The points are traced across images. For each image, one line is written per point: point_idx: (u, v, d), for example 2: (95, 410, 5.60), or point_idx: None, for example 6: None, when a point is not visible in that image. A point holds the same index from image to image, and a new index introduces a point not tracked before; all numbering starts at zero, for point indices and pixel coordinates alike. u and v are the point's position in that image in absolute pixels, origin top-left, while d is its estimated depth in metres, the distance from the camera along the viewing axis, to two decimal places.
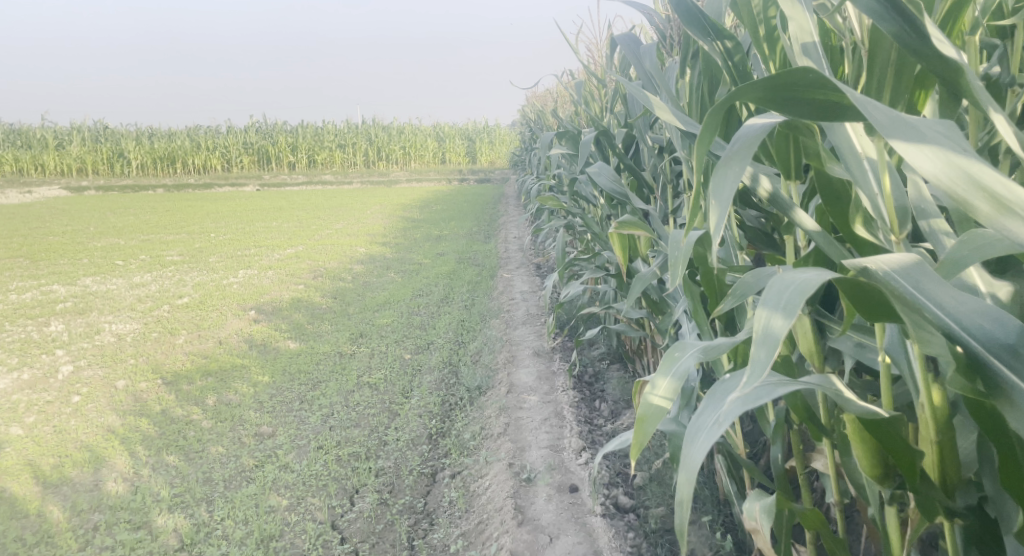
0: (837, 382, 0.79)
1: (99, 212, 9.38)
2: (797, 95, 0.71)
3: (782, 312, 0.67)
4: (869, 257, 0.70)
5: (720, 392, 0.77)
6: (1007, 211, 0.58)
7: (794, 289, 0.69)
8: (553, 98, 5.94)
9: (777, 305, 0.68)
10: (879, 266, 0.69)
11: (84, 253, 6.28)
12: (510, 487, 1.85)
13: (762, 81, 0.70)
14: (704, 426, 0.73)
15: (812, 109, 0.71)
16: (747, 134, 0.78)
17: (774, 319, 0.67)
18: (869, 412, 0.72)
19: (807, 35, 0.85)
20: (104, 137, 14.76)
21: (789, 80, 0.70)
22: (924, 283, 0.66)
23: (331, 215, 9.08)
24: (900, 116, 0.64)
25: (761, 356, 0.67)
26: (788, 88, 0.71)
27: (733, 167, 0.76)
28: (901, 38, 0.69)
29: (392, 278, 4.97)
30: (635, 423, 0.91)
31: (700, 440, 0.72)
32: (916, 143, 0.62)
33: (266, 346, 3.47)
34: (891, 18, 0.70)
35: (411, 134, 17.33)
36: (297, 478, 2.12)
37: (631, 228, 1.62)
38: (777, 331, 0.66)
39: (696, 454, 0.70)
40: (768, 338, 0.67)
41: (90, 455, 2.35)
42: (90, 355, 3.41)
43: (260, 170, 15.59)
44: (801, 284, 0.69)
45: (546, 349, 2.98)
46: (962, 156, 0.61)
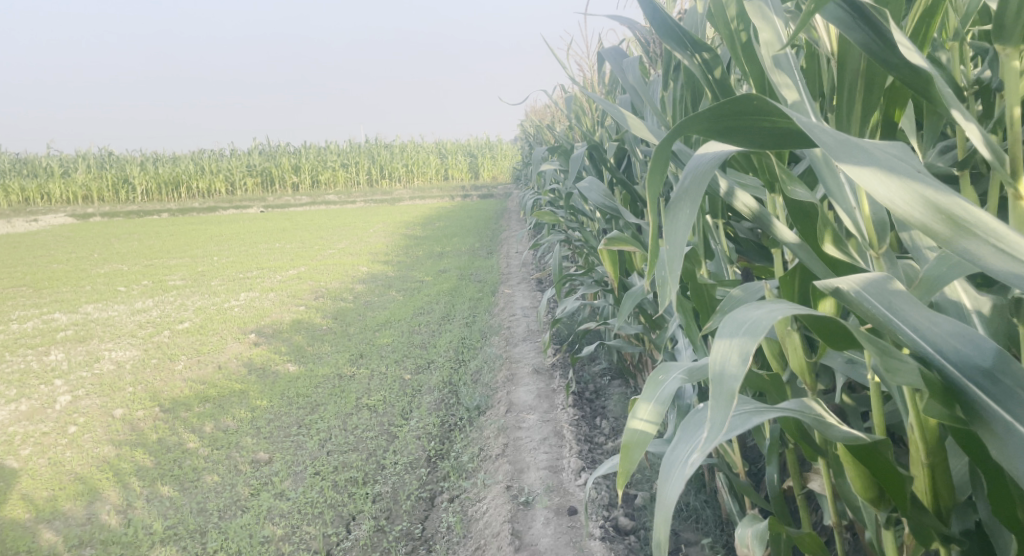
0: (817, 407, 0.75)
1: (103, 239, 9.40)
2: (745, 123, 0.69)
3: (740, 346, 0.63)
4: (837, 276, 0.65)
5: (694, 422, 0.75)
6: (966, 232, 0.55)
7: (749, 325, 0.65)
8: (552, 113, 5.94)
9: (733, 338, 0.65)
10: (850, 286, 0.64)
11: (86, 280, 6.27)
12: (508, 511, 1.80)
13: (706, 111, 0.67)
14: (673, 465, 0.71)
15: (763, 137, 0.69)
16: (698, 167, 0.75)
17: (733, 357, 0.63)
18: (852, 438, 0.68)
19: (776, 47, 0.82)
20: (108, 164, 14.84)
21: (733, 108, 0.67)
22: (896, 303, 0.62)
23: (334, 234, 9.08)
24: (849, 139, 0.61)
25: (719, 400, 0.63)
26: (737, 115, 0.68)
27: (685, 207, 0.73)
28: (869, 49, 0.65)
29: (393, 296, 4.94)
30: (620, 451, 0.87)
31: (670, 481, 0.69)
32: (867, 166, 0.59)
33: (265, 370, 3.43)
34: (860, 28, 0.66)
35: (413, 152, 17.41)
36: (292, 506, 2.08)
37: (621, 245, 1.59)
38: (736, 373, 0.62)
39: (668, 496, 0.68)
40: (725, 382, 0.63)
41: (84, 487, 2.32)
42: (88, 384, 3.38)
43: (263, 192, 15.65)
44: (755, 320, 0.66)
45: (545, 366, 2.94)
46: (915, 178, 0.57)
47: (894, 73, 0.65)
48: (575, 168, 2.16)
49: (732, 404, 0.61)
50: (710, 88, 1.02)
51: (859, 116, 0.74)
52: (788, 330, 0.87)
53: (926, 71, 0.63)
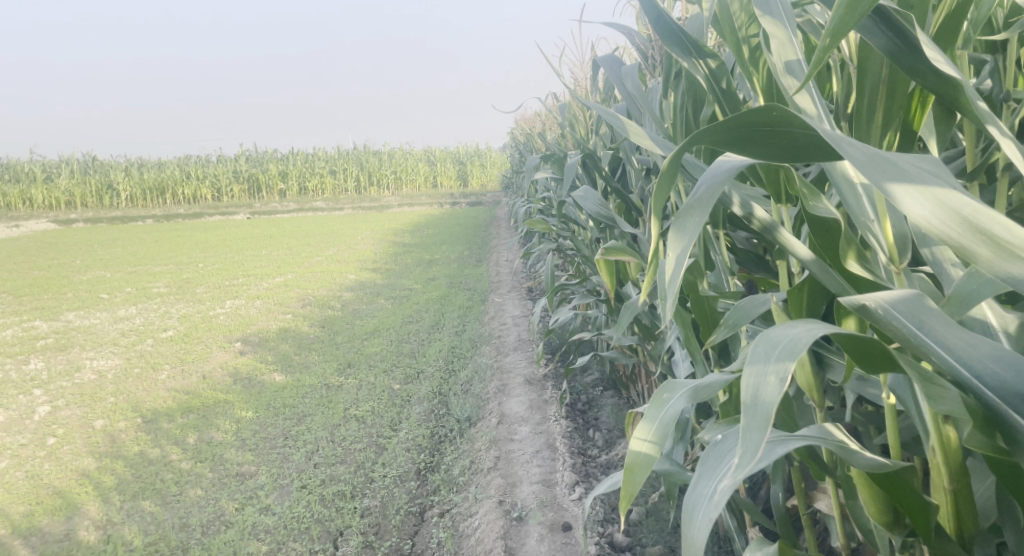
0: (838, 431, 0.73)
1: (86, 245, 9.25)
2: (761, 137, 0.65)
3: (775, 367, 0.60)
4: (862, 292, 0.62)
5: (715, 456, 0.74)
6: (1011, 255, 0.51)
7: (782, 347, 0.62)
8: (542, 122, 5.91)
9: (766, 360, 0.61)
10: (877, 304, 0.61)
11: (68, 287, 6.16)
12: (500, 527, 1.75)
13: (720, 124, 0.64)
14: (700, 502, 0.69)
15: (781, 149, 0.66)
16: (713, 178, 0.72)
17: (767, 382, 0.60)
18: (876, 465, 0.65)
19: (789, 52, 0.79)
20: (92, 169, 14.67)
21: (747, 121, 0.64)
22: (928, 322, 0.59)
23: (321, 242, 9.00)
24: (878, 153, 0.58)
25: (752, 424, 0.59)
26: (753, 126, 0.65)
27: (695, 216, 0.71)
28: (892, 54, 0.63)
29: (381, 305, 4.88)
30: (623, 473, 0.83)
31: (699, 519, 0.67)
32: (900, 183, 0.56)
33: (251, 380, 3.37)
34: (881, 31, 0.63)
35: (402, 160, 17.35)
36: (278, 521, 2.02)
37: (619, 255, 1.56)
38: (770, 400, 0.58)
39: (699, 533, 0.66)
40: (759, 409, 0.59)
41: (61, 501, 2.25)
42: (68, 394, 3.29)
43: (250, 199, 15.52)
44: (792, 340, 0.63)
45: (537, 377, 2.90)
46: (954, 196, 0.54)
47: (919, 80, 0.62)
48: (569, 177, 2.13)
49: (768, 429, 0.57)
50: (716, 98, 1.00)
51: (879, 124, 0.72)
52: None
53: (954, 78, 0.60)
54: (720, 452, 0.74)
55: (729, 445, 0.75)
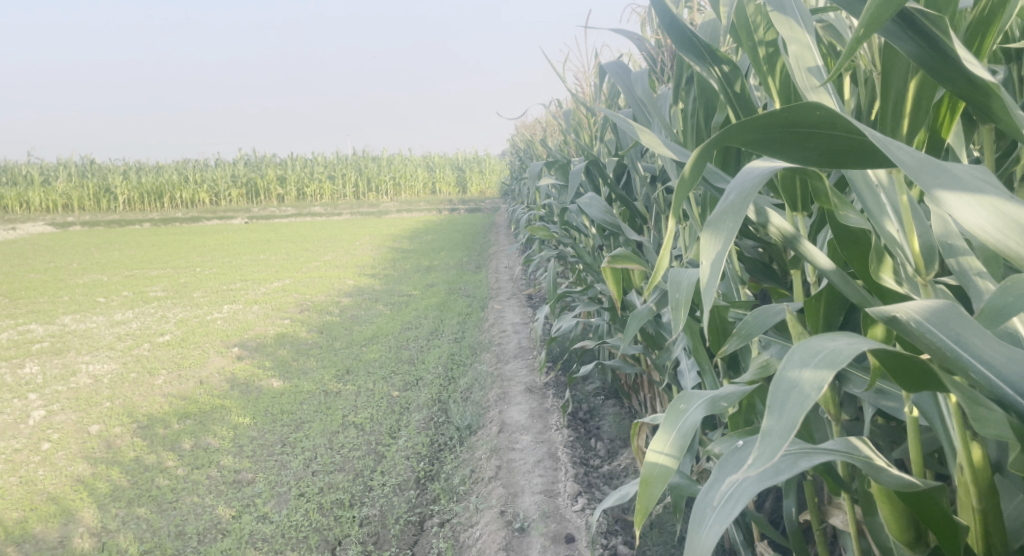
0: (864, 447, 0.71)
1: (83, 248, 9.20)
2: (800, 137, 0.63)
3: (813, 366, 0.58)
4: (893, 304, 0.61)
5: (733, 462, 0.72)
6: None
7: (819, 356, 0.59)
8: (543, 129, 5.91)
9: (804, 364, 0.59)
10: (908, 316, 0.60)
11: (65, 291, 6.11)
12: (502, 538, 1.72)
13: (756, 120, 0.62)
14: (710, 506, 0.68)
15: (821, 154, 0.64)
16: (744, 184, 0.70)
17: (803, 378, 0.57)
18: (905, 484, 0.63)
19: (809, 58, 0.77)
20: (90, 171, 14.63)
21: (785, 119, 0.62)
22: (966, 336, 0.57)
23: (320, 247, 8.97)
24: (929, 158, 0.56)
25: (780, 416, 0.56)
26: (791, 126, 0.63)
27: (727, 221, 0.68)
28: (920, 59, 0.61)
29: (380, 310, 4.86)
30: (639, 486, 0.81)
31: (709, 524, 0.66)
32: (955, 189, 0.54)
33: (248, 385, 3.33)
34: (908, 37, 0.62)
35: (401, 166, 17.34)
36: (275, 530, 1.99)
37: (626, 263, 1.55)
38: (805, 395, 0.56)
39: (707, 539, 0.65)
40: (790, 402, 0.56)
41: (56, 508, 2.21)
42: (64, 399, 3.26)
43: (248, 203, 15.48)
44: (833, 351, 0.60)
45: (538, 385, 2.87)
46: (1011, 205, 0.53)
47: (950, 86, 0.61)
48: (574, 183, 2.11)
49: (800, 418, 0.54)
50: (729, 102, 0.98)
51: (903, 132, 0.70)
52: None
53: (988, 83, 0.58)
54: (739, 458, 0.72)
55: (750, 451, 0.72)
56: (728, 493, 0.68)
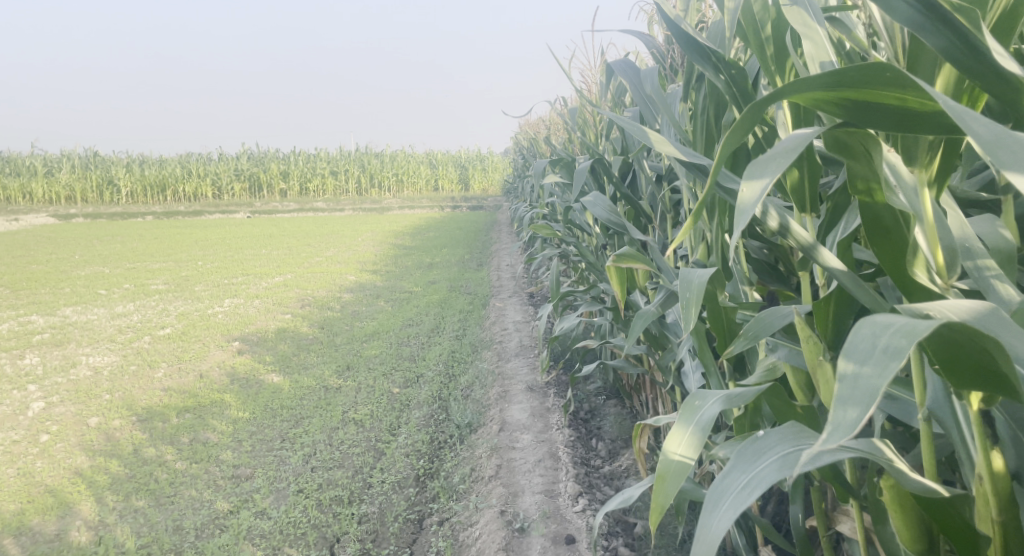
0: (887, 448, 0.69)
1: (83, 240, 9.19)
2: (867, 97, 0.60)
3: (882, 357, 0.52)
4: (927, 301, 0.59)
5: (752, 451, 0.71)
6: None
7: (895, 328, 0.54)
8: (548, 127, 5.89)
9: (870, 355, 0.53)
10: (942, 312, 0.58)
11: (66, 282, 6.11)
12: (502, 538, 1.71)
13: (825, 76, 0.59)
14: (728, 492, 0.67)
15: (886, 115, 0.61)
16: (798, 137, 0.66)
17: (870, 366, 0.52)
18: (927, 489, 0.62)
19: (823, 53, 0.76)
20: (93, 164, 14.63)
21: (854, 79, 0.59)
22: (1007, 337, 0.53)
23: (321, 242, 8.95)
24: (1005, 132, 0.51)
25: (852, 406, 0.51)
26: (858, 87, 0.60)
27: (776, 161, 0.65)
28: (948, 54, 0.60)
29: (381, 307, 4.84)
30: (653, 481, 0.84)
31: (723, 509, 0.66)
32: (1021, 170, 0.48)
33: (248, 380, 3.32)
34: (937, 30, 0.60)
35: (404, 162, 17.30)
36: (274, 526, 1.98)
37: (631, 262, 1.53)
38: (876, 381, 0.51)
39: (718, 526, 0.64)
40: (859, 390, 0.52)
41: (53, 500, 2.20)
42: (63, 391, 3.25)
43: (250, 197, 15.46)
44: (907, 323, 0.54)
45: (540, 384, 2.86)
46: None
47: (977, 81, 0.60)
48: (579, 182, 2.10)
49: (870, 409, 0.50)
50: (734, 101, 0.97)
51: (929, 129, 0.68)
52: (820, 360, 0.81)
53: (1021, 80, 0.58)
54: (757, 448, 0.71)
55: (771, 442, 0.71)
56: (745, 481, 0.67)
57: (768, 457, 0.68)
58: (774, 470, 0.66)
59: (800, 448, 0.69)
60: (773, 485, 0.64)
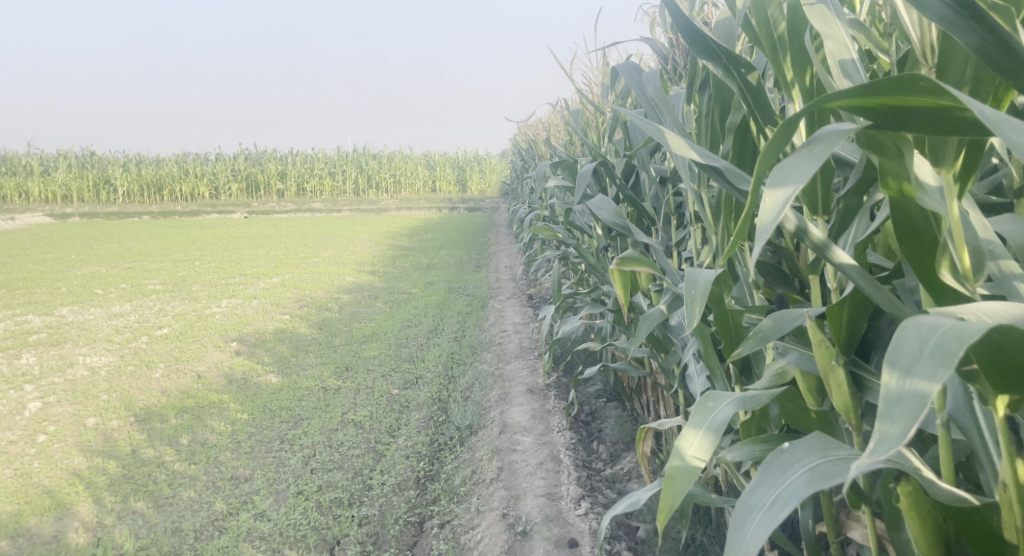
0: (914, 458, 0.67)
1: (80, 239, 9.15)
2: (902, 102, 0.59)
3: (929, 361, 0.52)
4: (960, 305, 0.56)
5: (778, 464, 0.72)
6: None
7: (944, 330, 0.53)
8: (547, 129, 5.90)
9: (917, 360, 0.53)
10: (977, 317, 0.55)
11: (62, 282, 6.08)
12: (504, 542, 1.70)
13: (859, 89, 0.59)
14: (756, 508, 0.69)
15: (924, 120, 0.60)
16: (829, 135, 0.65)
17: (918, 373, 0.52)
18: (957, 498, 0.62)
19: (845, 51, 0.75)
20: (90, 163, 14.59)
21: (887, 87, 0.58)
22: None
23: (319, 243, 8.94)
24: None
25: (895, 422, 0.52)
26: (893, 94, 0.59)
27: (804, 161, 0.64)
28: (983, 52, 0.59)
29: (379, 308, 4.83)
30: (663, 481, 0.87)
31: (753, 525, 0.67)
32: None
33: (246, 381, 3.30)
34: (972, 28, 0.59)
35: (402, 163, 17.28)
36: (274, 528, 1.96)
37: (635, 265, 1.52)
38: (923, 391, 0.51)
39: (753, 540, 0.66)
40: (903, 402, 0.52)
41: (50, 501, 2.18)
42: (60, 391, 3.23)
43: (247, 198, 15.43)
44: (955, 326, 0.53)
45: (540, 386, 2.84)
46: None
47: (1012, 79, 0.59)
48: (581, 184, 2.09)
49: (916, 424, 0.50)
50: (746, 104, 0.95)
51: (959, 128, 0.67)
52: (833, 365, 0.79)
53: None
54: (786, 460, 0.72)
55: (797, 453, 0.72)
56: (774, 495, 0.69)
57: (796, 470, 0.69)
58: (802, 484, 0.67)
59: (828, 459, 0.69)
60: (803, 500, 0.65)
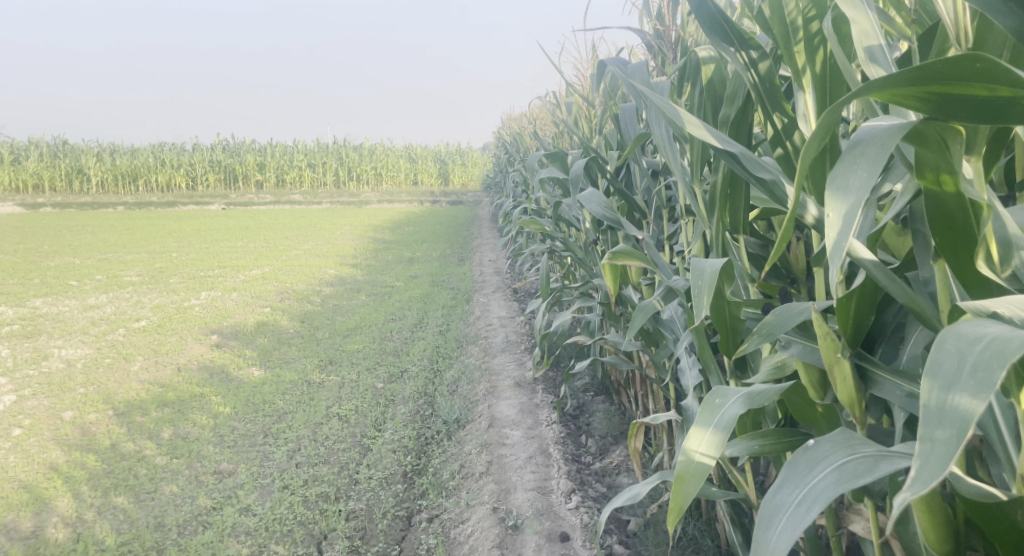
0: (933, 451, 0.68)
1: (53, 230, 8.96)
2: (951, 89, 0.58)
3: (972, 377, 0.52)
4: (990, 301, 0.59)
5: (804, 462, 0.72)
6: None
7: (985, 344, 0.53)
8: (533, 123, 5.87)
9: (957, 377, 0.53)
10: (1010, 311, 0.58)
11: (35, 273, 5.95)
12: (495, 536, 1.69)
13: (903, 74, 0.57)
14: (782, 508, 0.70)
15: (971, 106, 0.59)
16: (874, 135, 0.65)
17: (960, 390, 0.52)
18: (985, 494, 0.62)
19: (872, 38, 0.74)
20: (62, 152, 14.30)
21: (939, 72, 0.57)
22: None
23: (299, 235, 8.83)
24: None
25: (939, 437, 0.51)
26: (941, 82, 0.58)
27: (861, 167, 0.63)
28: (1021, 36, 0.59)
29: (362, 301, 4.78)
30: (674, 482, 0.87)
31: (779, 526, 0.68)
32: None
33: (228, 374, 3.26)
34: (1009, 11, 0.59)
35: (383, 155, 17.13)
36: (259, 523, 1.93)
37: (628, 258, 1.50)
38: (966, 410, 0.51)
39: (780, 542, 0.67)
40: (947, 415, 0.52)
41: (28, 496, 2.13)
42: (35, 384, 3.15)
43: (225, 189, 15.23)
44: (997, 338, 0.53)
45: (527, 380, 2.84)
46: None
47: None
48: (573, 177, 2.08)
49: (961, 442, 0.50)
50: (758, 96, 0.95)
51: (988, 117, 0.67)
52: (838, 357, 0.79)
53: None
54: (811, 458, 0.72)
55: (822, 452, 0.72)
56: (801, 495, 0.69)
57: (822, 470, 0.70)
58: (831, 484, 0.68)
59: (854, 457, 0.70)
60: (832, 500, 0.66)
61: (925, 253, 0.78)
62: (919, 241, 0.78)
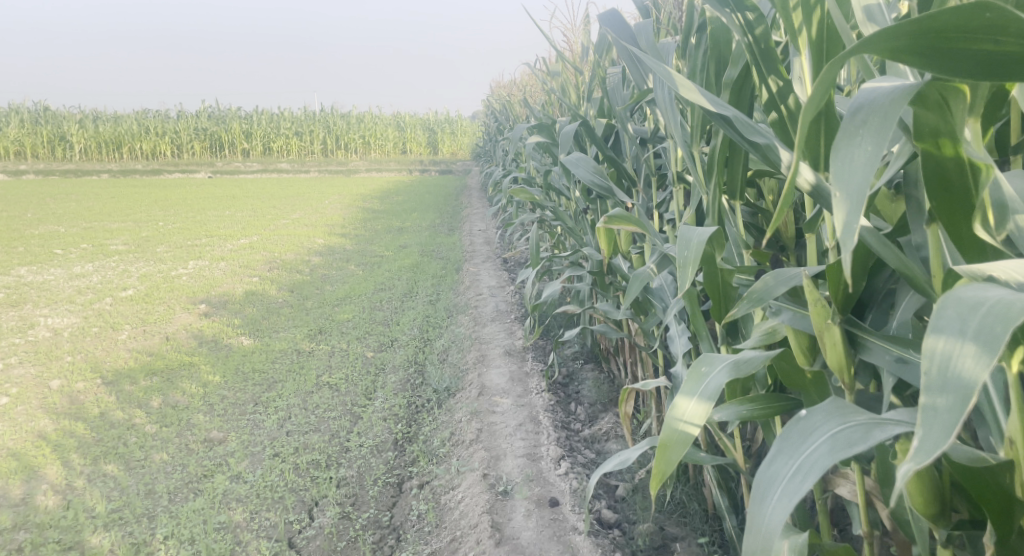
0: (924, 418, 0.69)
1: (37, 198, 8.85)
2: (955, 45, 0.57)
3: (973, 342, 0.52)
4: (987, 264, 0.60)
5: (799, 432, 0.73)
6: None
7: (986, 309, 0.53)
8: (523, 91, 5.81)
9: (959, 342, 0.53)
10: (1007, 275, 0.58)
11: (19, 241, 5.87)
12: (486, 501, 1.71)
13: (906, 25, 0.56)
14: (776, 480, 0.70)
15: (971, 64, 0.58)
16: (877, 101, 0.64)
17: (960, 356, 0.52)
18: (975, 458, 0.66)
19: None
20: (44, 118, 14.04)
21: (943, 25, 0.56)
22: None
23: (286, 205, 8.75)
24: None
25: (941, 400, 0.51)
26: (945, 33, 0.57)
27: (863, 141, 0.62)
28: None
29: (352, 271, 4.76)
30: (657, 450, 0.90)
31: (775, 499, 0.69)
32: None
33: (217, 343, 3.25)
34: None
35: (372, 123, 16.92)
36: (250, 490, 1.94)
37: (621, 223, 1.49)
38: (969, 376, 0.51)
39: (777, 514, 0.67)
40: (949, 381, 0.52)
41: (17, 464, 2.12)
42: (21, 353, 3.13)
43: (211, 157, 15.04)
44: (998, 302, 0.53)
45: (517, 348, 2.85)
46: None
47: None
48: (562, 143, 2.05)
49: (965, 410, 0.50)
50: (754, 57, 0.94)
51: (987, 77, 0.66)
52: (828, 324, 0.79)
53: None
54: (804, 428, 0.73)
55: (816, 422, 0.73)
56: (795, 466, 0.69)
57: (817, 440, 0.70)
58: (826, 453, 0.68)
59: (849, 425, 0.70)
60: (826, 469, 0.66)
61: (919, 219, 0.78)
62: (912, 206, 0.78)
